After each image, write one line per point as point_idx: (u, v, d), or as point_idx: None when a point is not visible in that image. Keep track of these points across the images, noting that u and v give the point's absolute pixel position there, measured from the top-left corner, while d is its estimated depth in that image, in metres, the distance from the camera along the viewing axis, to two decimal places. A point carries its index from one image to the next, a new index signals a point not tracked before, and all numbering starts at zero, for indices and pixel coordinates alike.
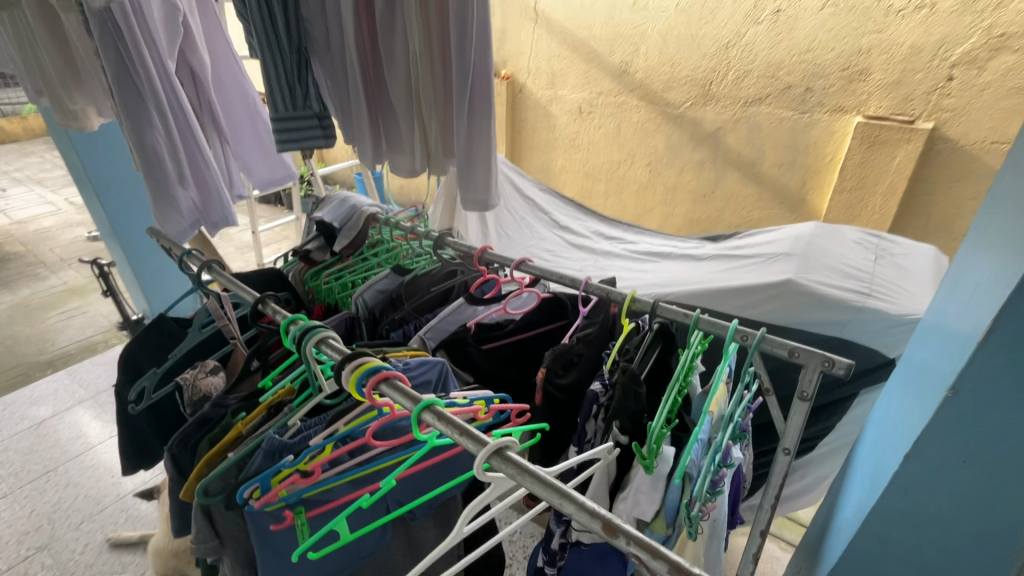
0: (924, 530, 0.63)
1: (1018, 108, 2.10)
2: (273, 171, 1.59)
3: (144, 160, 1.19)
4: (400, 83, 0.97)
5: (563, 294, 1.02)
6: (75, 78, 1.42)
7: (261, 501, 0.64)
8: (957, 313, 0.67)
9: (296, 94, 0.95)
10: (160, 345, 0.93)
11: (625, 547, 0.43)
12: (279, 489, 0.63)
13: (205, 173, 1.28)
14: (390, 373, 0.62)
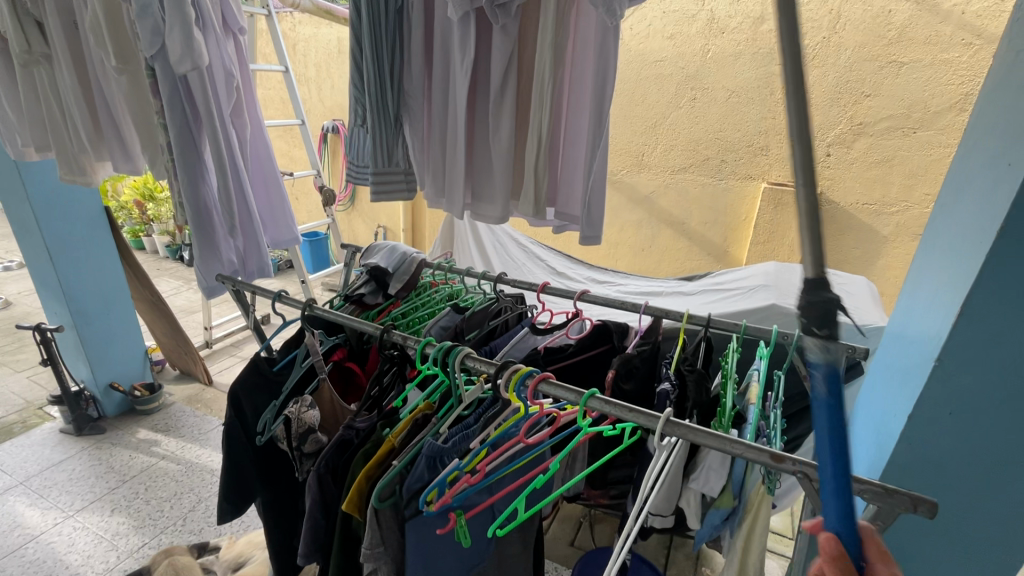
0: (929, 464, 0.88)
1: (878, 177, 2.73)
2: (279, 231, 1.52)
3: (196, 214, 1.24)
4: (510, 134, 0.92)
5: (611, 323, 1.19)
6: (104, 134, 1.44)
7: (438, 503, 0.72)
8: (917, 312, 0.96)
9: (393, 154, 1.11)
10: (258, 383, 0.96)
11: (793, 467, 0.60)
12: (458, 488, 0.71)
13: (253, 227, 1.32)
14: (546, 374, 0.75)
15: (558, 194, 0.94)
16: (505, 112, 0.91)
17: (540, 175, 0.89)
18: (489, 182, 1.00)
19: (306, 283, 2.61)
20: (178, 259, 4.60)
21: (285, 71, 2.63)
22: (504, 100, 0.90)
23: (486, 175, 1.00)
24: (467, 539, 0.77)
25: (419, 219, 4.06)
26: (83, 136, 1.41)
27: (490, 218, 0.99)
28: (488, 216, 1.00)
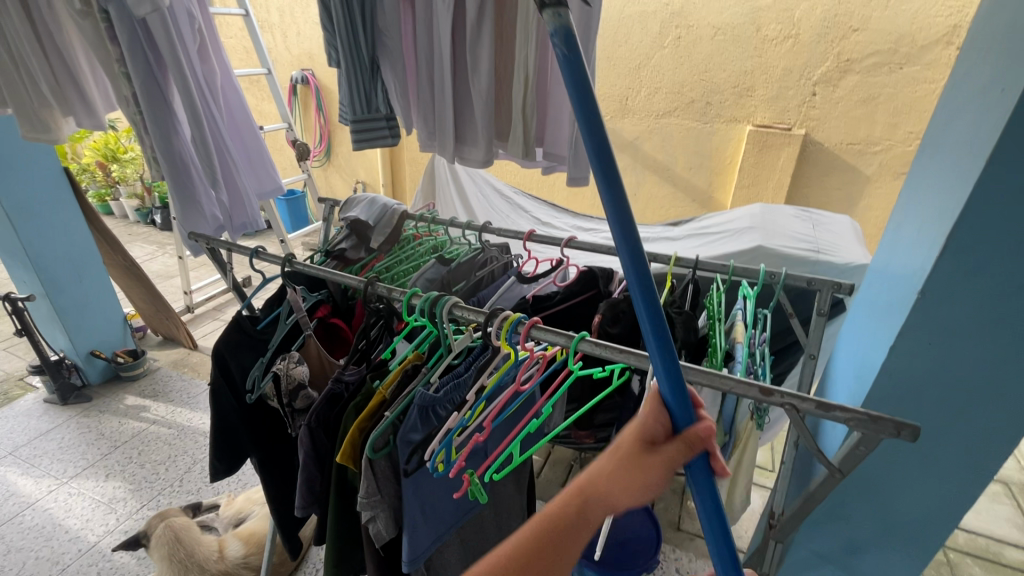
0: (906, 387, 0.92)
1: (863, 116, 2.69)
2: (259, 182, 1.44)
3: (173, 169, 1.18)
4: (490, 70, 0.87)
5: (597, 268, 1.17)
6: (66, 87, 1.37)
7: (451, 468, 0.74)
8: (899, 248, 0.97)
9: (371, 99, 1.06)
10: (242, 342, 0.94)
11: (781, 400, 0.60)
12: (467, 450, 0.73)
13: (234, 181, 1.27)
14: (535, 321, 0.74)
15: (546, 134, 0.90)
16: (485, 46, 0.85)
17: (527, 115, 0.86)
18: (470, 122, 0.94)
19: (285, 242, 2.54)
20: (150, 223, 4.43)
21: (245, 15, 2.45)
22: (485, 32, 0.84)
23: (468, 116, 0.95)
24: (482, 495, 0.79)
25: (398, 174, 3.94)
26: (44, 88, 1.33)
27: (475, 162, 0.95)
28: (472, 159, 0.95)
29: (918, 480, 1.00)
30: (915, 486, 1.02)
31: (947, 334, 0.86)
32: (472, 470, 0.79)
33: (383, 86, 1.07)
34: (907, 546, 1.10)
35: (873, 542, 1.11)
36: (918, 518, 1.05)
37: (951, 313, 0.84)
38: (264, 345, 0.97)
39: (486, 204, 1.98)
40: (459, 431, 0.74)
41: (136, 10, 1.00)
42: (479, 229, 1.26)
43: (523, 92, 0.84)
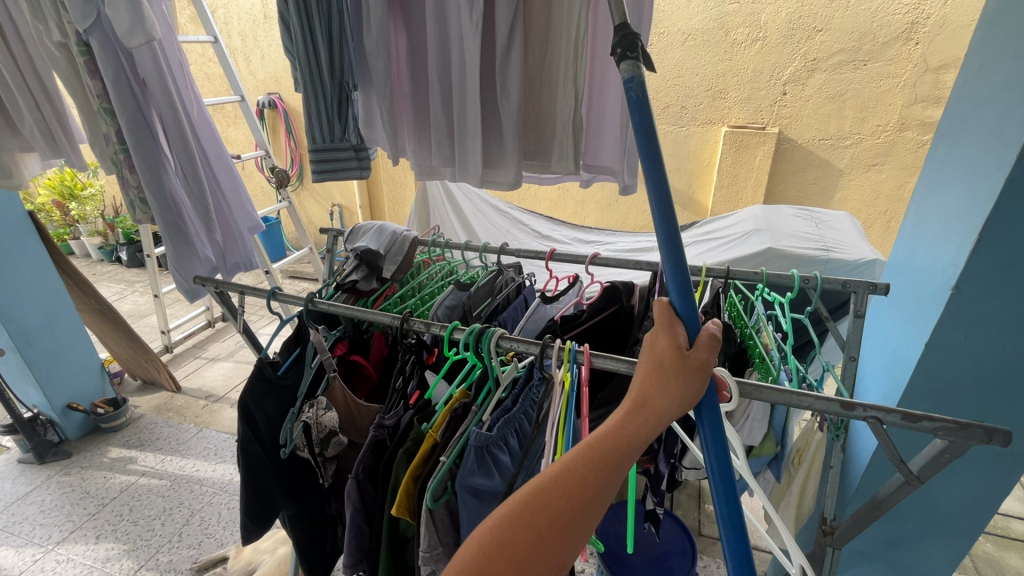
0: (943, 382, 0.93)
1: (832, 112, 2.78)
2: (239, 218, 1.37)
3: (164, 210, 1.10)
4: (520, 93, 0.85)
5: (619, 282, 1.15)
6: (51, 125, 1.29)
7: None
8: (924, 242, 0.98)
9: (335, 128, 1.01)
10: (265, 392, 0.88)
11: (864, 413, 0.59)
12: None
13: (226, 216, 1.23)
14: (594, 349, 0.70)
15: (587, 147, 0.91)
16: (516, 64, 0.83)
17: (577, 134, 0.85)
18: (499, 145, 0.93)
19: (269, 274, 2.44)
20: (115, 260, 4.23)
21: (214, 42, 2.37)
22: (515, 55, 0.83)
23: (495, 135, 0.93)
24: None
25: (376, 195, 3.87)
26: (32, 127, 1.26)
27: (505, 184, 0.94)
28: (501, 181, 0.94)
29: (958, 473, 1.01)
30: (954, 475, 1.02)
31: (982, 326, 0.87)
32: None
33: (351, 115, 1.03)
34: (949, 541, 1.11)
35: (914, 537, 1.12)
36: (958, 511, 1.06)
37: (985, 307, 0.85)
38: (287, 391, 0.91)
39: (483, 223, 1.95)
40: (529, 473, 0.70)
41: (128, 41, 0.93)
42: (496, 252, 1.23)
43: (566, 108, 0.83)
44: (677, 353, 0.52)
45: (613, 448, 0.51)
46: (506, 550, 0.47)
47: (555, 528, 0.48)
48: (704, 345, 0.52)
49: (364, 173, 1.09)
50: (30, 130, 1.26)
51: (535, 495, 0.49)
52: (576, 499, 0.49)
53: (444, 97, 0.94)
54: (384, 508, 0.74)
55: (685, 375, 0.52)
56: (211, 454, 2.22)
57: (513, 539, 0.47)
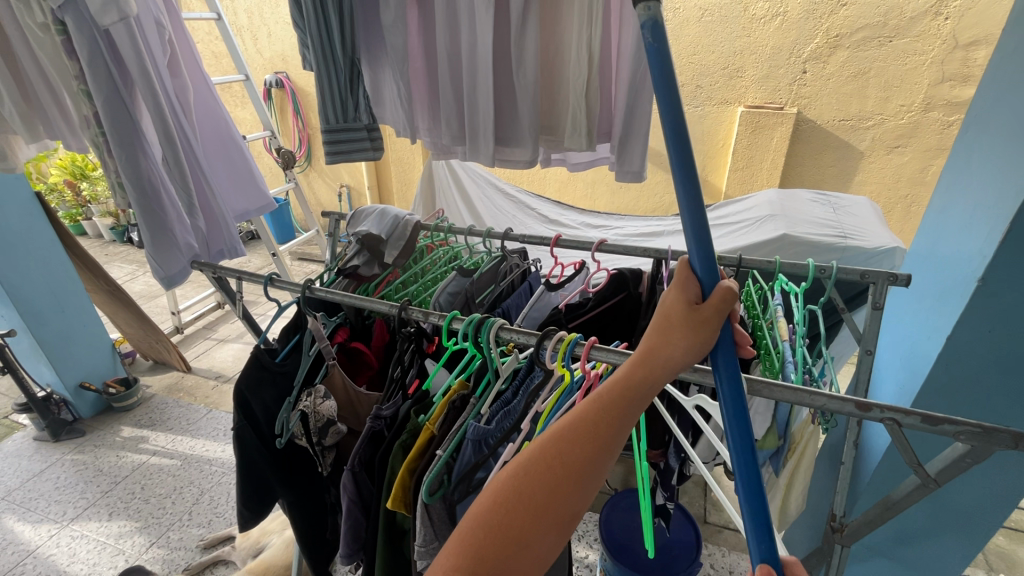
0: (963, 381, 0.89)
1: (855, 92, 2.67)
2: (248, 199, 1.35)
3: (139, 190, 1.08)
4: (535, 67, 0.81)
5: (628, 271, 1.11)
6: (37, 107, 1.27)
7: None
8: (949, 232, 0.93)
9: (348, 106, 0.97)
10: (263, 379, 0.86)
11: (880, 415, 0.56)
12: None
13: (210, 205, 1.20)
14: (594, 341, 0.67)
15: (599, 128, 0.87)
16: (529, 39, 0.80)
17: (591, 97, 0.81)
18: (512, 120, 0.89)
19: (277, 256, 2.43)
20: (127, 241, 4.26)
21: (217, 19, 2.32)
22: (529, 27, 0.79)
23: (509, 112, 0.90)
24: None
25: (384, 176, 3.82)
26: (12, 111, 1.24)
27: (519, 162, 0.91)
28: (517, 159, 0.91)
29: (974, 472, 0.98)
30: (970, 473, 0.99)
31: (1006, 323, 0.83)
32: None
33: (364, 92, 0.98)
34: (966, 543, 1.08)
35: (927, 535, 1.10)
36: (976, 512, 1.03)
37: (1010, 304, 0.81)
38: (284, 378, 0.90)
39: (491, 207, 1.91)
40: None
41: (100, 19, 0.91)
42: (501, 237, 1.19)
43: (586, 70, 0.79)
44: (684, 308, 0.48)
45: (621, 402, 0.49)
46: (514, 504, 0.47)
47: (561, 482, 0.47)
48: (718, 298, 0.47)
49: (377, 154, 1.04)
50: (9, 113, 1.23)
51: (541, 448, 0.49)
52: (582, 454, 0.48)
53: (454, 76, 0.90)
54: (381, 501, 0.73)
55: (696, 332, 0.47)
56: (221, 434, 2.25)
57: (520, 493, 0.47)
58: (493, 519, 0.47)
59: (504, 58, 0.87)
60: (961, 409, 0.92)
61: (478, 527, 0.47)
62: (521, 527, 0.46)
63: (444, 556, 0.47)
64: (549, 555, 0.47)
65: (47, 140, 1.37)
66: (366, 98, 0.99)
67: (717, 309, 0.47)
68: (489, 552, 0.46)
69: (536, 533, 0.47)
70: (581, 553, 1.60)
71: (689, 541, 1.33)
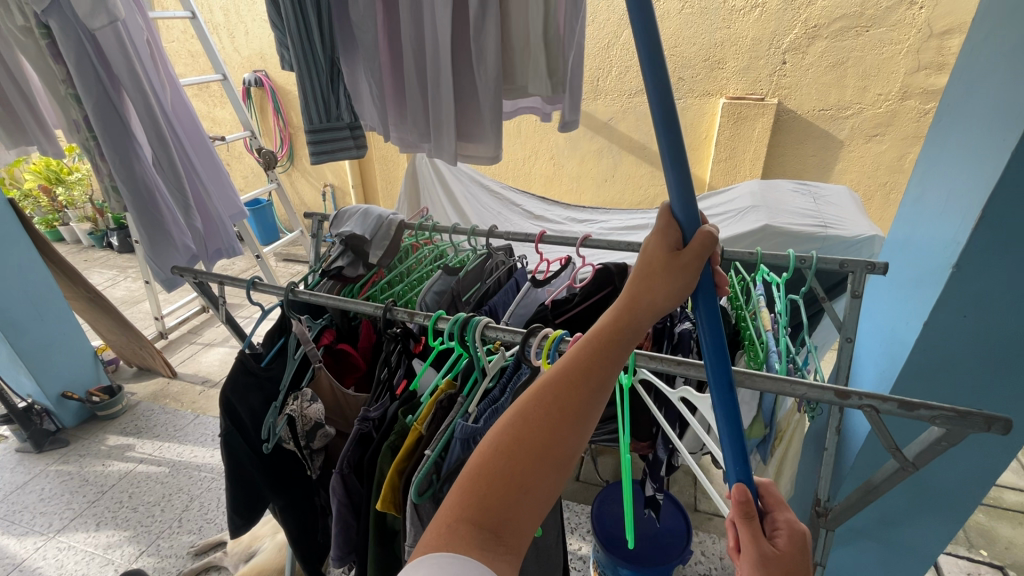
0: (940, 365, 0.91)
1: (834, 82, 2.70)
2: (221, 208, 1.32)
3: (133, 194, 1.06)
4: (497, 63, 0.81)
5: (613, 266, 1.12)
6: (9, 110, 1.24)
7: None
8: (923, 218, 0.95)
9: (330, 104, 0.96)
10: (248, 384, 0.86)
11: (859, 401, 0.58)
12: None
13: (206, 205, 1.19)
14: (580, 336, 0.68)
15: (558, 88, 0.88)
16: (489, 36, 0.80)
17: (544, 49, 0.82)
18: (475, 118, 0.90)
19: (261, 258, 2.40)
20: (106, 245, 4.18)
21: (193, 18, 2.27)
22: (489, 20, 0.79)
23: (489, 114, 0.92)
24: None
25: (369, 174, 3.79)
26: None
27: (483, 158, 0.91)
28: (480, 155, 0.91)
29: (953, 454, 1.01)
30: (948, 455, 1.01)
31: (981, 308, 0.85)
32: None
33: (344, 88, 0.97)
34: (946, 524, 1.11)
35: (910, 516, 1.13)
36: (956, 493, 1.06)
37: (983, 289, 0.83)
38: (270, 382, 0.89)
39: (477, 203, 1.90)
40: None
41: (90, 22, 0.89)
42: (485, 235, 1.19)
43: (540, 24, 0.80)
44: (668, 253, 0.48)
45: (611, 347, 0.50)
46: (515, 451, 0.47)
47: (558, 425, 0.48)
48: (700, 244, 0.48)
49: (361, 152, 1.03)
50: None
51: (535, 396, 0.49)
52: (574, 397, 0.49)
53: (418, 68, 0.89)
54: (371, 503, 0.72)
55: (682, 274, 0.48)
56: (209, 440, 2.23)
57: (519, 439, 0.47)
58: (494, 467, 0.46)
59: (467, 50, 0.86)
60: (939, 392, 0.94)
61: (480, 478, 0.46)
62: (525, 474, 0.46)
63: (444, 513, 0.45)
64: (549, 497, 0.47)
65: (20, 145, 1.33)
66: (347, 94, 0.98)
67: (701, 255, 0.48)
68: (494, 499, 0.45)
69: (537, 477, 0.47)
70: (572, 546, 1.61)
71: (679, 531, 1.35)
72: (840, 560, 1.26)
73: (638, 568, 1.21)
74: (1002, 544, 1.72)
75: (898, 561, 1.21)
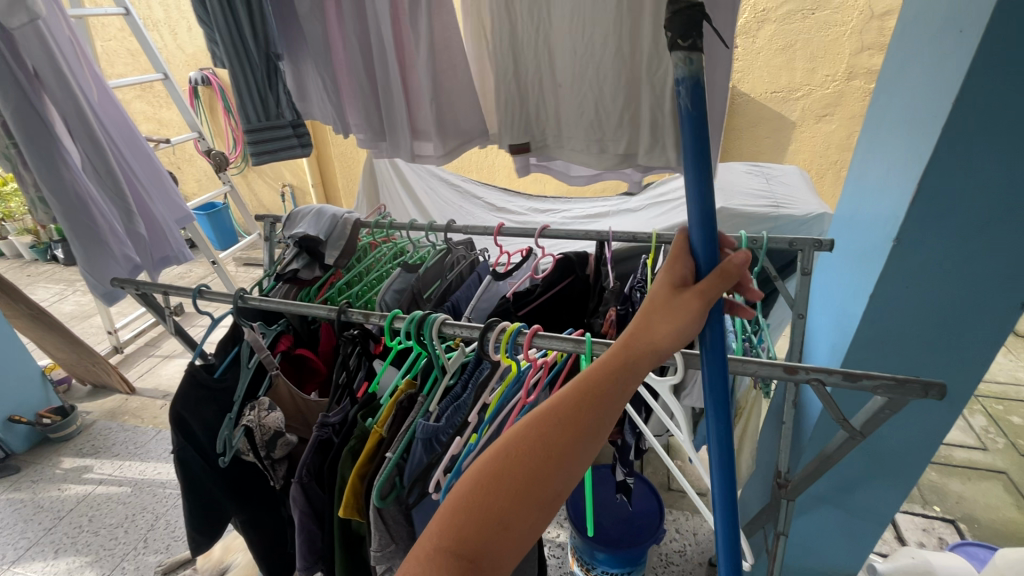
0: (887, 334, 0.95)
1: (784, 64, 2.77)
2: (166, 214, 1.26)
3: (64, 204, 1.00)
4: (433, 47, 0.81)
5: (573, 255, 1.13)
6: None
7: None
8: (865, 194, 0.98)
9: (268, 102, 0.92)
10: (201, 397, 0.82)
11: (806, 376, 0.59)
12: None
13: (147, 211, 1.14)
14: (537, 328, 0.68)
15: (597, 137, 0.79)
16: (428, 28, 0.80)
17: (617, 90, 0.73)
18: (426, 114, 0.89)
19: (218, 264, 2.32)
20: (51, 258, 3.96)
21: (126, 14, 2.15)
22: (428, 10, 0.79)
23: (595, 130, 0.78)
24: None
25: (328, 172, 3.69)
26: None
27: (435, 157, 0.91)
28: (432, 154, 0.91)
29: (902, 419, 1.06)
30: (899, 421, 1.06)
31: (924, 278, 0.88)
32: None
33: (284, 86, 0.93)
34: (901, 487, 1.16)
35: (867, 481, 1.18)
36: (907, 456, 1.11)
37: (922, 259, 0.86)
38: (224, 393, 0.86)
39: (438, 198, 1.88)
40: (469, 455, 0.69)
41: (7, 19, 0.84)
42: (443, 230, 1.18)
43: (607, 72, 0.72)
44: (672, 289, 0.50)
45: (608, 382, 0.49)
46: (499, 487, 0.46)
47: (544, 464, 0.46)
48: (715, 277, 0.47)
49: (307, 150, 1.00)
50: None
51: (525, 428, 0.48)
52: (564, 436, 0.47)
53: (365, 63, 0.87)
54: (334, 510, 0.71)
55: (689, 315, 0.48)
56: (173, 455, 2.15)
57: (499, 475, 0.46)
58: (475, 500, 0.46)
59: (408, 46, 0.84)
60: (888, 360, 0.98)
61: (461, 511, 0.46)
62: (506, 510, 0.45)
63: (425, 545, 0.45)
64: (530, 537, 0.46)
65: None
66: (287, 92, 0.95)
67: (711, 290, 0.48)
68: (473, 532, 0.45)
69: (518, 517, 0.45)
70: (551, 534, 1.63)
71: (652, 513, 1.38)
72: (804, 528, 1.31)
73: (613, 551, 1.23)
74: (954, 499, 1.83)
75: (857, 524, 1.26)
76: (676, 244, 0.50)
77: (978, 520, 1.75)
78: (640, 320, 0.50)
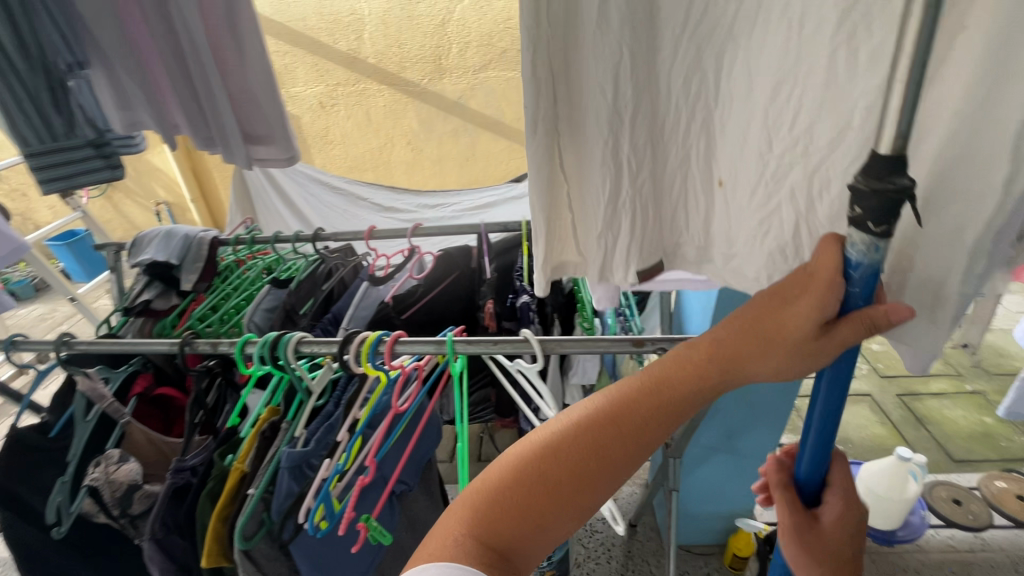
0: None
1: None
2: None
3: None
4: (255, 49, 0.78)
5: (452, 250, 1.14)
6: None
7: (345, 521, 0.64)
8: None
9: (57, 122, 0.86)
10: (29, 463, 0.74)
11: (653, 348, 0.63)
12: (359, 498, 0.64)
13: None
14: (397, 334, 0.66)
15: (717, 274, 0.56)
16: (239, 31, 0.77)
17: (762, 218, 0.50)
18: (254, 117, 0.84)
19: (79, 302, 2.06)
20: None
21: None
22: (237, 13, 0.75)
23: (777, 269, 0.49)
24: (385, 536, 0.72)
25: (208, 184, 3.39)
26: None
27: (278, 161, 0.87)
28: (273, 159, 0.87)
29: None
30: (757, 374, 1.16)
31: None
32: (372, 514, 0.71)
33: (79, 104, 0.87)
34: (777, 424, 1.29)
35: (749, 425, 1.29)
36: (780, 397, 1.23)
37: None
38: (62, 453, 0.77)
39: (322, 204, 1.79)
40: (338, 476, 0.65)
41: None
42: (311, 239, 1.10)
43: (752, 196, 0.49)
44: (810, 328, 0.42)
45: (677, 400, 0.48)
46: (545, 480, 0.47)
47: (591, 476, 0.47)
48: (856, 326, 0.41)
49: (118, 173, 0.96)
50: None
51: (582, 436, 0.48)
52: (620, 455, 0.47)
53: (178, 69, 0.80)
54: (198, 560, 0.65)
55: (807, 357, 0.43)
56: None
57: (543, 478, 0.47)
58: (520, 485, 0.47)
59: (227, 50, 0.78)
60: None
61: (504, 496, 0.47)
62: (543, 514, 0.47)
63: (455, 523, 0.47)
64: (561, 536, 0.48)
65: None
66: (83, 109, 0.88)
67: (852, 337, 0.41)
68: (511, 522, 0.46)
69: (554, 521, 0.47)
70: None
71: None
72: (703, 478, 1.41)
73: None
74: None
75: (746, 466, 1.38)
76: (820, 267, 0.41)
77: (852, 440, 1.99)
78: (738, 339, 0.46)
